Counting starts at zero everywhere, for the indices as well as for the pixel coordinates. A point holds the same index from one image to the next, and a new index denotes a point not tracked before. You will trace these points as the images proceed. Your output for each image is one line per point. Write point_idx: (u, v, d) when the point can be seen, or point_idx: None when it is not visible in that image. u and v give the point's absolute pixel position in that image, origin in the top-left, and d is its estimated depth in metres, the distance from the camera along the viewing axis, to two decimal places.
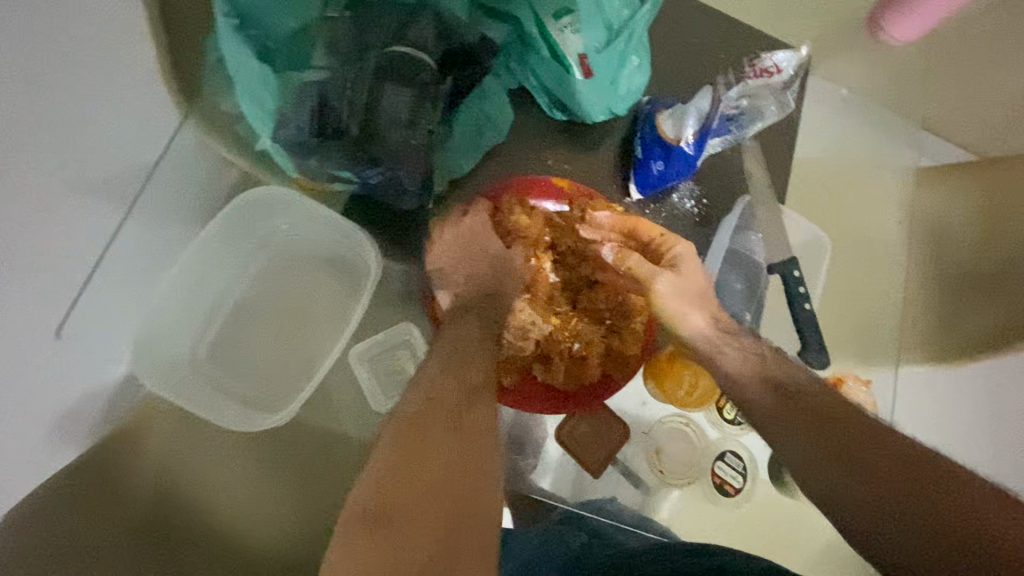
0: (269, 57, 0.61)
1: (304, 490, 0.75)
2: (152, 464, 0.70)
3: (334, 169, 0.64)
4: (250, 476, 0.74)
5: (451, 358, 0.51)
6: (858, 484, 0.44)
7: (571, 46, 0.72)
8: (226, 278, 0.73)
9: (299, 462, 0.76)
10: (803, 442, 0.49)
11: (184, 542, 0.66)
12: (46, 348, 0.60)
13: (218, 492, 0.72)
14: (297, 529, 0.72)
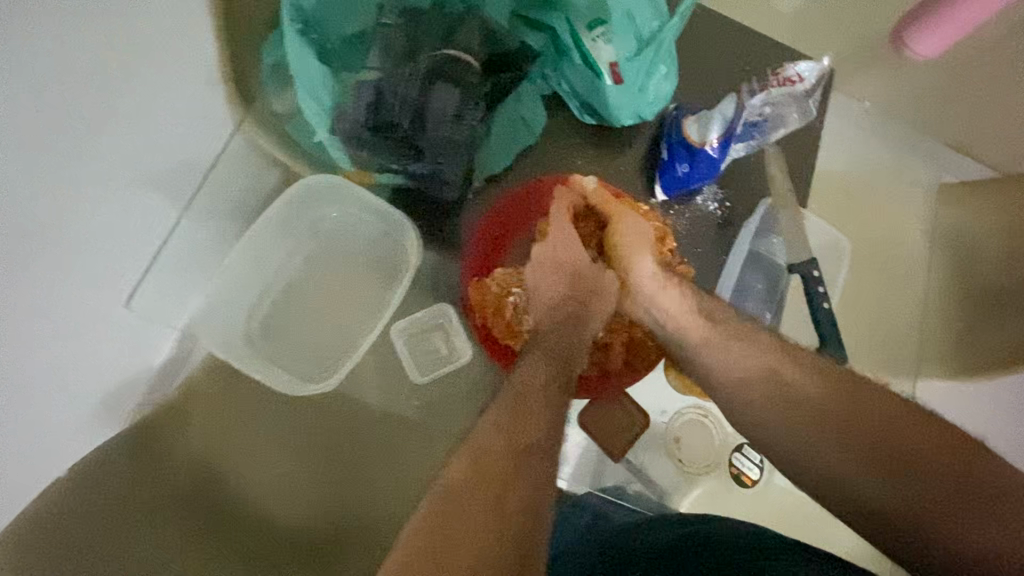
0: (327, 58, 0.67)
1: (330, 472, 0.79)
2: (193, 440, 0.75)
3: (384, 160, 0.71)
4: (281, 458, 0.79)
5: (519, 391, 0.57)
6: (898, 493, 0.52)
7: (603, 55, 0.77)
8: (278, 261, 0.79)
9: (326, 445, 0.81)
10: (840, 447, 0.55)
11: (221, 512, 0.71)
12: (105, 319, 0.75)
13: (251, 470, 0.77)
14: (323, 509, 0.76)
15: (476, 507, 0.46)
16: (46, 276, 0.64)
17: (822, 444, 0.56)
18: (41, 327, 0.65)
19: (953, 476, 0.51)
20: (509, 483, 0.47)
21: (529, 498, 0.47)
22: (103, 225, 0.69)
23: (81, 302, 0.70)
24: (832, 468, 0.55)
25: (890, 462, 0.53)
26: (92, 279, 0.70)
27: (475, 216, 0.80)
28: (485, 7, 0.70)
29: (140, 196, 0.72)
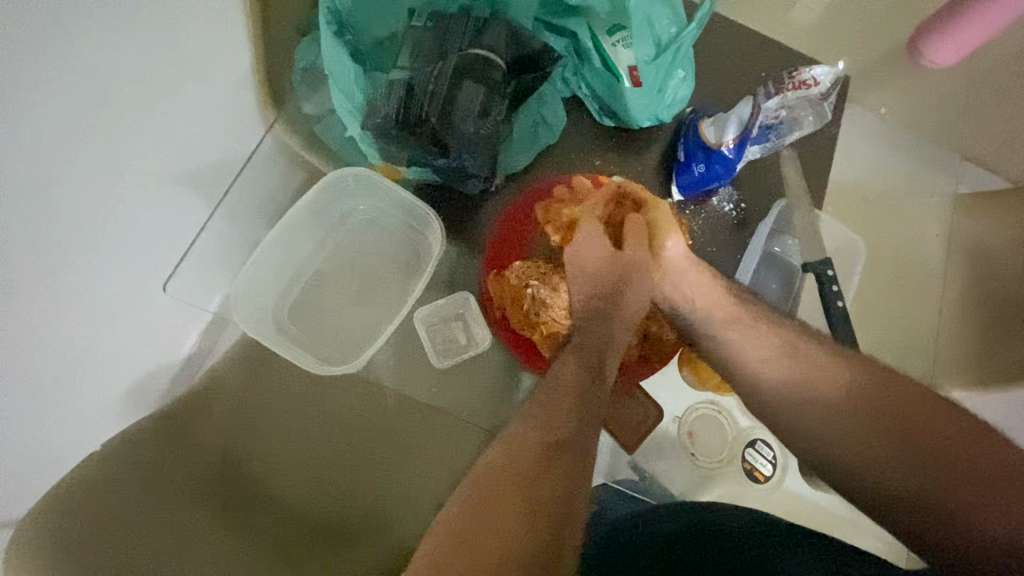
0: (360, 59, 0.72)
1: (350, 460, 0.81)
2: (222, 425, 0.78)
3: (411, 154, 0.73)
4: (304, 444, 0.82)
5: (552, 401, 0.60)
6: (907, 474, 0.53)
7: (622, 59, 0.80)
8: (307, 252, 0.83)
9: (347, 433, 0.83)
10: (854, 430, 0.57)
11: (246, 494, 0.73)
12: (140, 308, 0.79)
13: (275, 456, 0.80)
14: (343, 495, 0.79)
15: (508, 499, 0.50)
16: (96, 262, 0.68)
17: (832, 433, 0.58)
18: (86, 311, 0.70)
19: (971, 463, 0.52)
20: (536, 473, 0.52)
21: (560, 490, 0.51)
22: (146, 218, 0.73)
23: (122, 291, 0.74)
24: (843, 456, 0.57)
25: (897, 447, 0.55)
26: (133, 269, 0.75)
27: (496, 210, 0.84)
28: (509, 12, 0.74)
29: (178, 192, 0.77)
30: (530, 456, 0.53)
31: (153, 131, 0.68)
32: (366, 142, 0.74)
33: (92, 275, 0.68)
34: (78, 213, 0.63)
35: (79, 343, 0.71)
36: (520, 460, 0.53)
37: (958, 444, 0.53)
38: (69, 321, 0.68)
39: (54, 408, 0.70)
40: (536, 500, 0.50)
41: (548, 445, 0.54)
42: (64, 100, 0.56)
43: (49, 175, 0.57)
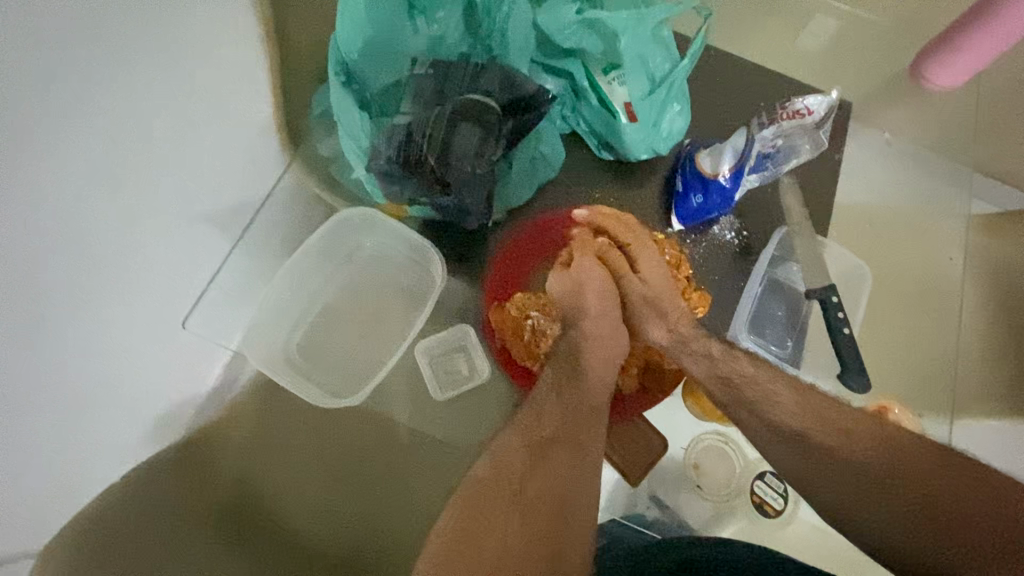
0: (367, 106, 0.77)
1: (356, 494, 0.81)
2: (234, 458, 0.80)
3: (413, 194, 0.77)
4: (313, 479, 0.82)
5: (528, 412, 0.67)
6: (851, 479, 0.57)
7: (618, 97, 0.83)
8: (315, 287, 0.86)
9: (354, 467, 0.84)
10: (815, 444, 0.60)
11: (251, 525, 0.74)
12: (165, 341, 0.83)
13: (284, 491, 0.80)
14: (347, 530, 0.77)
15: (499, 500, 0.59)
16: (127, 300, 0.73)
17: (820, 474, 0.59)
18: (116, 346, 0.74)
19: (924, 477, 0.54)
20: (523, 480, 0.60)
21: (545, 491, 0.60)
22: (172, 258, 0.78)
23: (147, 326, 0.78)
24: (833, 493, 0.58)
25: (881, 484, 0.55)
26: (160, 306, 0.79)
27: (498, 244, 0.87)
28: (507, 57, 0.78)
29: (204, 233, 0.82)
30: (517, 464, 0.62)
31: (180, 179, 0.73)
32: (371, 184, 0.78)
33: (123, 312, 0.73)
34: (110, 256, 0.67)
35: (107, 379, 0.74)
36: (509, 465, 0.61)
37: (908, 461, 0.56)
38: (99, 358, 0.71)
39: (83, 440, 0.73)
40: (527, 501, 0.59)
41: (534, 449, 0.63)
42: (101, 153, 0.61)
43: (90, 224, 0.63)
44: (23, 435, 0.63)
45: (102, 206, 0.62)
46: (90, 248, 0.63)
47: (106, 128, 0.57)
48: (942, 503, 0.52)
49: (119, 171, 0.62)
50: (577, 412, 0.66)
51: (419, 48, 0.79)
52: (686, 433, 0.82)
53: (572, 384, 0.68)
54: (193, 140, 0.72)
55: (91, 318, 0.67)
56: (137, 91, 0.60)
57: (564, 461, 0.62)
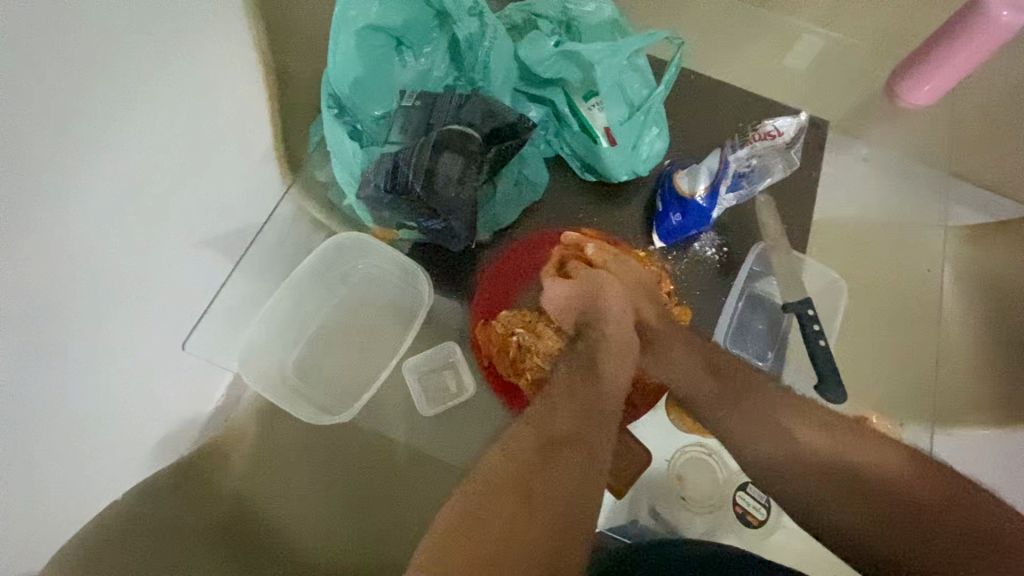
0: (358, 136, 0.82)
1: (352, 509, 0.85)
2: (236, 476, 0.84)
3: (402, 219, 0.81)
4: (310, 495, 0.86)
5: (541, 409, 0.68)
6: (828, 491, 0.62)
7: (598, 122, 0.87)
8: (311, 308, 0.90)
9: (350, 482, 0.87)
10: (801, 459, 0.64)
11: (258, 537, 0.78)
12: (168, 361, 0.87)
13: (285, 505, 0.84)
14: (347, 544, 0.82)
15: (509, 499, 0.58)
16: (136, 319, 0.78)
17: (833, 505, 0.61)
18: (123, 362, 0.78)
19: (900, 494, 0.58)
20: (533, 477, 0.60)
21: (559, 485, 0.60)
22: (177, 280, 0.83)
23: (152, 345, 0.83)
24: (852, 525, 0.59)
25: (899, 516, 0.57)
26: (166, 326, 0.84)
27: (486, 264, 0.90)
28: (490, 89, 0.84)
29: (204, 256, 0.87)
30: (527, 460, 0.62)
31: (179, 206, 0.78)
32: (363, 210, 0.82)
33: (131, 328, 0.78)
34: (113, 281, 0.72)
35: (116, 392, 0.79)
36: (520, 460, 0.61)
37: (885, 479, 0.60)
38: (107, 373, 0.76)
39: (92, 452, 0.78)
40: (535, 500, 0.58)
41: (546, 446, 0.63)
42: (101, 184, 0.65)
43: (92, 254, 0.67)
44: (37, 444, 0.68)
45: (109, 231, 0.68)
46: (96, 270, 0.69)
47: (111, 166, 0.65)
48: (955, 531, 0.55)
49: (124, 204, 0.69)
50: (588, 414, 0.67)
51: (408, 81, 0.84)
52: (672, 444, 0.83)
53: (588, 382, 0.70)
54: (193, 169, 0.78)
55: (98, 335, 0.73)
56: (129, 125, 0.66)
57: (575, 462, 0.62)
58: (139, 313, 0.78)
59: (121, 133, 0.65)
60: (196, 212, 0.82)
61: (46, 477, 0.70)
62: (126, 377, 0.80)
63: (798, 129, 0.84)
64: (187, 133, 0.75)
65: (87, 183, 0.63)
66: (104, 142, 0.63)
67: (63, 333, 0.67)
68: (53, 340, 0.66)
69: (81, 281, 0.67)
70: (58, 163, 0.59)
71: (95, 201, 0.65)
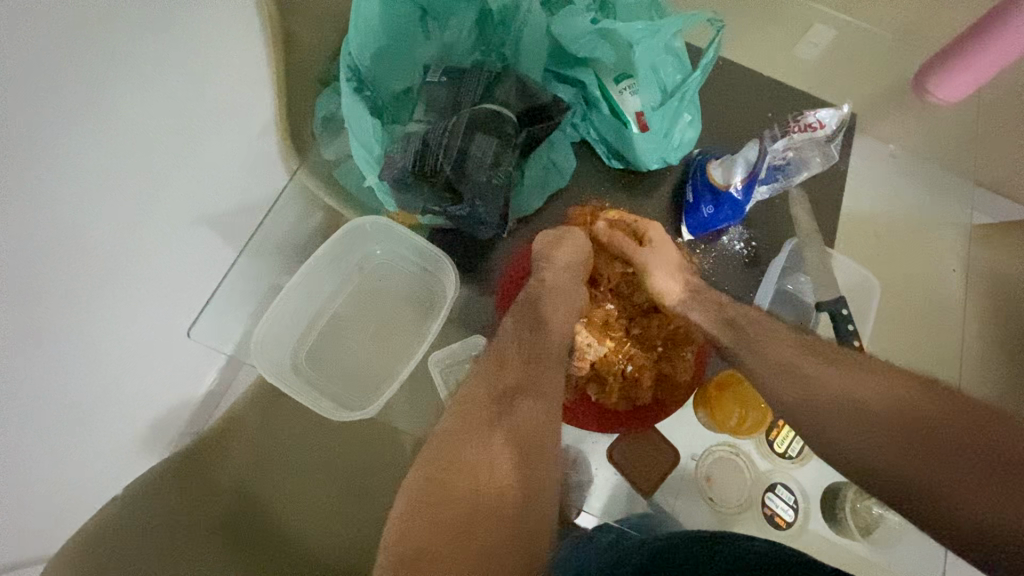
0: (380, 112, 0.76)
1: (358, 504, 0.83)
2: (237, 463, 0.80)
3: (426, 203, 0.76)
4: (314, 493, 0.83)
5: (486, 368, 0.67)
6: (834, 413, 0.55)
7: (629, 106, 0.81)
8: (327, 295, 0.85)
9: (358, 478, 0.84)
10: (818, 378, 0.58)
11: (255, 529, 0.76)
12: (164, 349, 0.83)
13: (287, 503, 0.81)
14: (350, 544, 0.80)
15: (468, 454, 0.57)
16: (135, 300, 0.73)
17: (832, 412, 0.56)
18: (119, 345, 0.74)
19: (927, 431, 0.51)
20: (490, 434, 0.59)
21: (516, 436, 0.60)
22: (177, 263, 0.78)
23: (150, 330, 0.78)
24: (847, 433, 0.54)
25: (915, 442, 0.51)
26: (163, 310, 0.80)
27: (509, 252, 0.86)
28: (519, 67, 0.79)
29: (204, 232, 0.81)
30: (480, 417, 0.61)
31: (175, 177, 0.71)
32: (383, 193, 0.77)
33: (128, 312, 0.73)
34: (100, 260, 0.65)
35: (111, 380, 0.75)
36: (474, 413, 0.62)
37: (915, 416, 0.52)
38: (102, 355, 0.72)
39: (88, 438, 0.75)
40: (495, 450, 0.58)
41: (499, 400, 0.63)
42: (81, 154, 0.58)
43: (70, 228, 0.60)
44: (33, 431, 0.65)
45: (92, 204, 0.61)
46: (86, 246, 0.63)
47: (114, 143, 0.61)
48: (965, 449, 0.49)
49: (131, 182, 0.65)
50: (535, 361, 0.68)
51: (432, 56, 0.79)
52: (698, 443, 0.82)
53: (535, 336, 0.70)
54: (197, 145, 0.73)
55: (94, 317, 0.68)
56: (111, 85, 0.59)
57: (530, 412, 0.63)
58: (132, 297, 0.73)
59: (104, 92, 0.58)
60: (194, 187, 0.75)
61: (45, 464, 0.68)
62: (118, 363, 0.75)
63: (841, 122, 0.81)
64: (192, 106, 0.69)
65: (88, 160, 0.59)
66: (107, 116, 0.59)
67: (63, 318, 0.64)
68: (51, 325, 0.63)
69: (81, 263, 0.63)
70: (58, 140, 0.55)
71: (101, 180, 0.61)
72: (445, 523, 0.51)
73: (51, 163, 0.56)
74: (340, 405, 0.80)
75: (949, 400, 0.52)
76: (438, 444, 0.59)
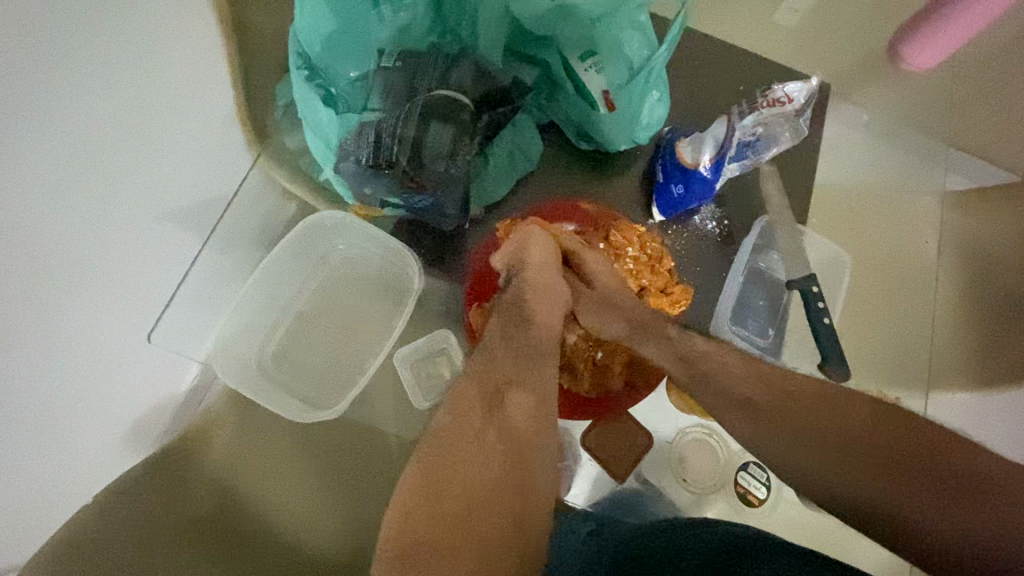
0: (333, 102, 0.73)
1: (329, 492, 0.83)
2: (219, 457, 0.82)
3: (385, 195, 0.76)
4: (288, 485, 0.83)
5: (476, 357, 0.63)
6: (786, 436, 0.53)
7: (594, 84, 0.77)
8: (291, 293, 0.84)
9: (329, 468, 0.85)
10: (758, 397, 0.56)
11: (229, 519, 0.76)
12: (130, 352, 0.78)
13: (262, 494, 0.81)
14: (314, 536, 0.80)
15: (465, 450, 0.55)
16: (103, 303, 0.69)
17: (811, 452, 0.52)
18: (88, 350, 0.70)
19: (874, 443, 0.50)
20: (481, 432, 0.56)
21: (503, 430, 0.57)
22: (140, 266, 0.73)
23: (117, 340, 0.74)
24: (825, 479, 0.51)
25: (867, 457, 0.50)
26: (128, 312, 0.74)
27: (477, 241, 0.84)
28: (477, 48, 0.77)
29: (173, 231, 0.76)
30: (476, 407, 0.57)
31: (140, 181, 0.67)
32: (341, 185, 0.77)
33: (98, 314, 0.69)
34: (60, 277, 0.61)
35: (86, 386, 0.72)
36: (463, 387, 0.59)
37: (860, 432, 0.51)
38: (74, 361, 0.68)
39: (59, 450, 0.71)
40: (487, 445, 0.55)
41: (489, 397, 0.58)
42: (34, 167, 0.53)
43: (25, 250, 0.56)
44: (9, 445, 0.63)
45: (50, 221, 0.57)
46: (45, 266, 0.59)
47: (69, 152, 0.56)
48: (930, 480, 0.48)
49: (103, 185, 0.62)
50: (526, 361, 0.62)
51: (387, 38, 0.75)
52: (672, 425, 0.84)
53: (519, 331, 0.63)
54: (164, 142, 0.68)
55: (65, 324, 0.64)
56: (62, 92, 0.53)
57: (523, 409, 0.58)
58: (96, 309, 0.69)
59: (55, 102, 0.53)
60: (162, 190, 0.71)
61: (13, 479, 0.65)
62: (82, 377, 0.71)
63: (809, 96, 0.81)
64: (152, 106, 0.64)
65: (47, 171, 0.55)
66: (59, 126, 0.54)
67: (28, 333, 0.60)
68: (24, 344, 0.60)
69: (41, 282, 0.59)
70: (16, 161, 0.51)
71: (59, 193, 0.57)
72: (447, 515, 0.50)
73: (27, 189, 0.54)
74: (306, 406, 0.79)
75: (895, 424, 0.51)
76: (433, 439, 0.56)
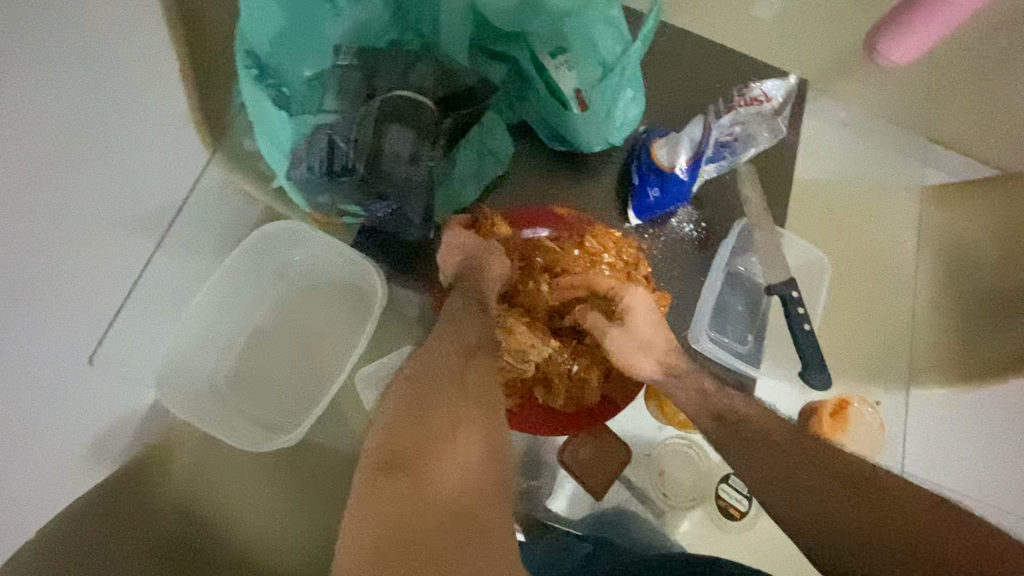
0: (286, 103, 0.67)
1: (295, 502, 0.80)
2: (183, 465, 0.79)
3: (345, 204, 0.74)
4: (256, 492, 0.80)
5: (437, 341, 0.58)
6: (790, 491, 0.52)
7: (566, 84, 0.74)
8: (247, 306, 0.80)
9: (296, 479, 0.81)
10: (764, 452, 0.55)
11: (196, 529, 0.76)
12: (73, 382, 0.66)
13: (229, 501, 0.79)
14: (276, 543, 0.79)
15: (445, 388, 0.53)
16: (41, 323, 0.60)
17: (840, 534, 0.48)
18: (33, 378, 0.60)
19: (891, 521, 0.47)
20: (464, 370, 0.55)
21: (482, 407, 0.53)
22: (84, 280, 0.64)
23: (56, 366, 0.64)
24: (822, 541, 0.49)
25: (879, 533, 0.47)
26: (69, 331, 0.64)
27: None
28: (439, 45, 0.73)
29: (125, 242, 0.69)
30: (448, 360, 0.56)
31: (83, 192, 0.59)
32: (295, 193, 0.73)
33: (39, 335, 0.60)
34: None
35: (37, 418, 0.62)
36: (440, 371, 0.54)
37: (876, 505, 0.48)
38: (18, 386, 0.58)
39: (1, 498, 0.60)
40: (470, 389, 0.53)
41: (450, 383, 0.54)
42: None
43: None
44: None
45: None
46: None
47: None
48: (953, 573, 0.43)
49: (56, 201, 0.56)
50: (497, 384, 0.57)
51: (344, 35, 0.70)
52: (653, 437, 0.81)
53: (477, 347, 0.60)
54: (111, 149, 0.61)
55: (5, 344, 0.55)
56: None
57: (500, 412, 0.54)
58: (32, 329, 0.59)
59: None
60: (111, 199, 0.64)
61: None
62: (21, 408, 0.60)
63: (787, 94, 0.78)
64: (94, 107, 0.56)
65: None
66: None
67: None
68: None
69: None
70: None
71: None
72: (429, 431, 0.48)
73: None
74: (258, 441, 0.73)
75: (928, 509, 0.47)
76: (411, 376, 0.54)
